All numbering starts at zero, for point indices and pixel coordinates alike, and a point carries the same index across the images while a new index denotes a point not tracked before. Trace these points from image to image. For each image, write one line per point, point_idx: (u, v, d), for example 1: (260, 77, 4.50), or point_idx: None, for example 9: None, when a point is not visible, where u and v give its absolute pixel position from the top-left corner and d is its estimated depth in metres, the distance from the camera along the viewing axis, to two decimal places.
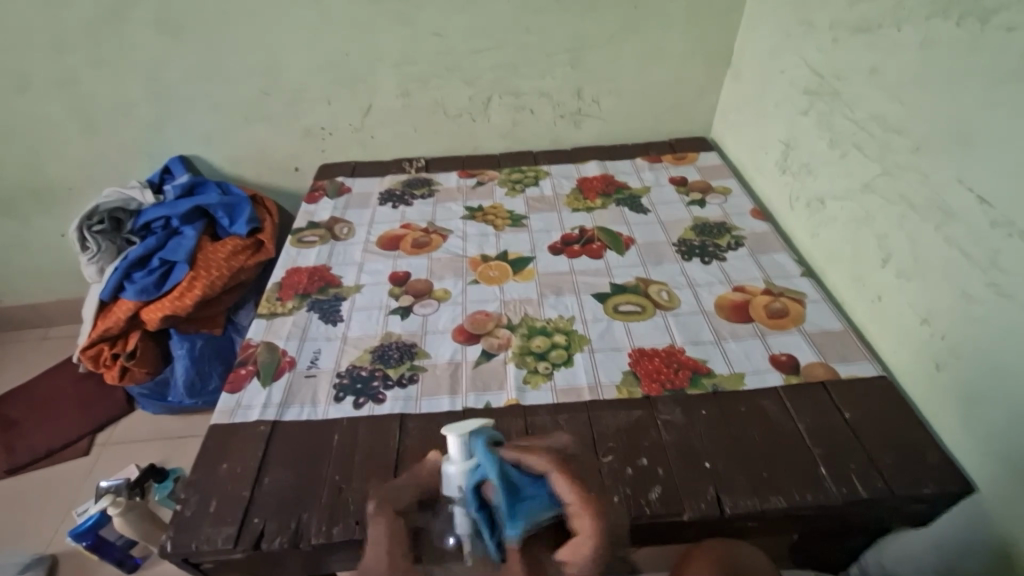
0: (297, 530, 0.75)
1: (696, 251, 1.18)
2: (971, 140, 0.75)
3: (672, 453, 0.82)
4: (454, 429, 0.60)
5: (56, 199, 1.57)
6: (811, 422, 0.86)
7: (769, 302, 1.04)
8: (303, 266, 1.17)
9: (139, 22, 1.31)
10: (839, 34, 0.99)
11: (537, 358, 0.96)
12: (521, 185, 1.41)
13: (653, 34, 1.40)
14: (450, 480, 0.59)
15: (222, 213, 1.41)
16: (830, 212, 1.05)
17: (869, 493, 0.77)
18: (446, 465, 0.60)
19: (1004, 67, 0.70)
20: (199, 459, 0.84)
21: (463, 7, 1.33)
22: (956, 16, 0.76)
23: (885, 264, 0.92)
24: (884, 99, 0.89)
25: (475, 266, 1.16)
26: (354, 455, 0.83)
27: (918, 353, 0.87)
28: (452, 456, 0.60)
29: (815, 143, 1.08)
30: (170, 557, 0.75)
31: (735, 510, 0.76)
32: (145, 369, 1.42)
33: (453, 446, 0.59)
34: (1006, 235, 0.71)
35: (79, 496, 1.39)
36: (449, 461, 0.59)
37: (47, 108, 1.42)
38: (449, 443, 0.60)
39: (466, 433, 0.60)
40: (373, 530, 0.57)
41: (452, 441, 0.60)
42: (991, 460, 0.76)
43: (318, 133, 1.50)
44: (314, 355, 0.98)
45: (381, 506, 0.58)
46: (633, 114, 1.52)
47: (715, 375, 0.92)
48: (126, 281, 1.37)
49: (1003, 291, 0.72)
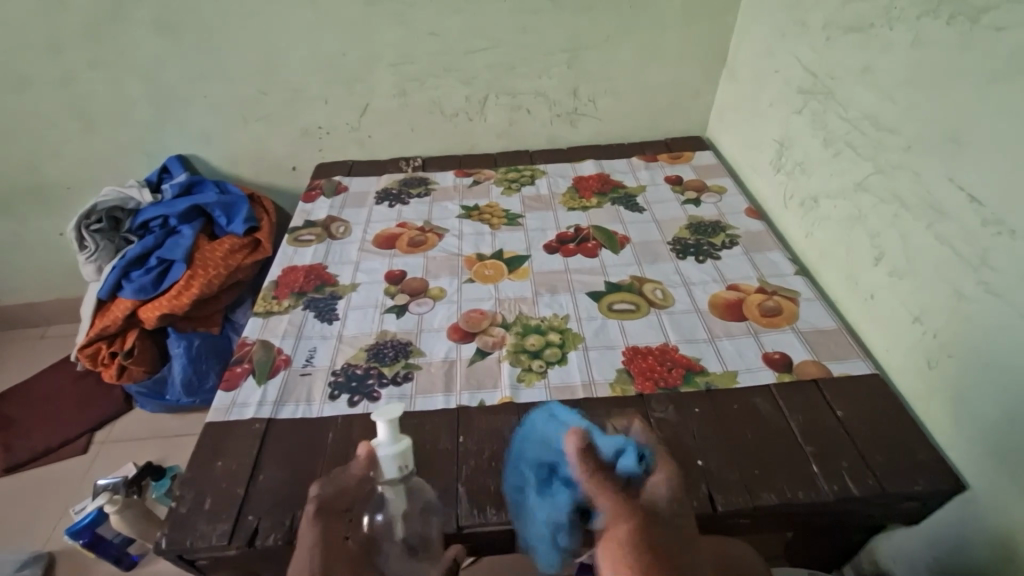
0: (292, 527, 0.76)
1: (691, 250, 1.18)
2: (961, 139, 0.76)
3: (664, 450, 0.83)
4: (380, 416, 0.65)
5: (54, 197, 1.57)
6: (804, 420, 0.86)
7: (763, 301, 1.05)
8: (299, 266, 1.17)
9: (137, 21, 1.32)
10: (833, 33, 0.99)
11: (531, 356, 0.96)
12: (517, 184, 1.41)
13: (650, 32, 1.40)
14: (384, 462, 0.66)
15: (219, 212, 1.41)
16: (823, 210, 1.06)
17: (860, 490, 0.77)
18: (376, 449, 0.66)
19: (996, 64, 0.70)
20: (194, 456, 0.84)
21: (459, 7, 1.34)
22: (948, 15, 0.77)
23: (877, 262, 0.92)
24: (878, 98, 0.90)
25: (471, 265, 1.16)
26: (348, 452, 0.83)
27: (910, 350, 0.87)
28: (382, 441, 0.66)
29: (809, 143, 1.08)
30: (165, 553, 0.75)
31: (728, 507, 0.76)
32: (142, 368, 1.42)
33: (381, 433, 0.66)
34: (995, 233, 0.71)
35: (77, 495, 1.40)
36: (383, 448, 0.66)
37: (46, 107, 1.42)
38: (376, 429, 0.66)
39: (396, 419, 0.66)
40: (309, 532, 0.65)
41: (380, 426, 0.66)
42: (981, 455, 0.77)
43: (316, 132, 1.50)
44: (309, 354, 0.98)
45: (316, 507, 0.67)
46: (630, 113, 1.52)
47: (709, 373, 0.93)
48: (125, 280, 1.37)
49: (994, 290, 0.72)
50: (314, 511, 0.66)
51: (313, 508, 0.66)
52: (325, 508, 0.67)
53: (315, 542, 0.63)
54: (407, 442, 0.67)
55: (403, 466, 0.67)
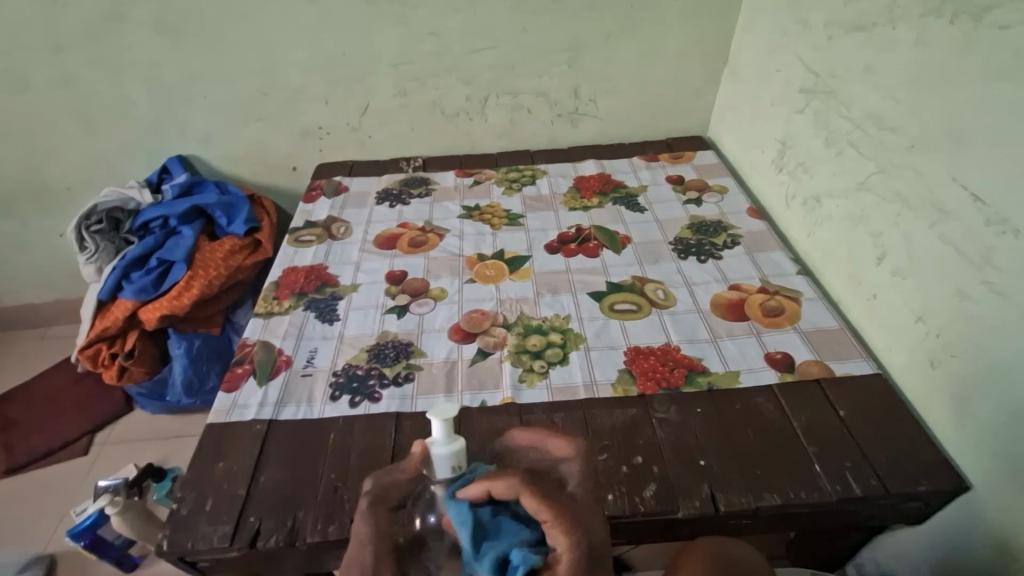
0: (293, 528, 0.76)
1: (693, 250, 1.18)
2: (964, 138, 0.75)
3: (666, 451, 0.82)
4: (434, 413, 0.59)
5: (55, 198, 1.57)
6: (806, 421, 0.85)
7: (765, 301, 1.05)
8: (300, 266, 1.17)
9: (137, 21, 1.32)
10: (835, 32, 0.99)
11: (533, 356, 0.96)
12: (518, 184, 1.41)
13: (651, 32, 1.40)
14: (438, 463, 0.59)
15: (220, 212, 1.41)
16: (826, 210, 1.05)
17: (863, 490, 0.77)
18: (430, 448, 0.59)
19: (999, 62, 0.70)
20: (196, 457, 0.84)
21: (459, 6, 1.33)
22: (951, 14, 0.76)
23: (880, 262, 0.92)
24: (880, 97, 0.89)
25: (472, 265, 1.16)
26: (350, 453, 0.83)
27: (913, 350, 0.87)
28: (436, 439, 0.59)
29: (812, 142, 1.07)
30: (166, 555, 0.75)
31: (730, 508, 0.76)
32: (143, 369, 1.42)
33: (435, 429, 0.59)
34: (999, 233, 0.71)
35: (77, 496, 1.40)
36: (435, 445, 0.59)
37: (47, 108, 1.42)
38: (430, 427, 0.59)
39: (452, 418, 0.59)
40: (365, 526, 0.56)
41: (434, 424, 0.59)
42: (984, 456, 0.76)
43: (316, 133, 1.50)
44: (310, 355, 0.98)
45: (371, 501, 0.59)
46: (631, 112, 1.52)
47: (711, 374, 0.92)
48: (125, 281, 1.37)
49: (998, 289, 0.72)
50: (370, 503, 0.58)
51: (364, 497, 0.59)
52: (381, 501, 0.59)
53: (375, 534, 0.56)
54: (462, 442, 0.60)
55: (459, 469, 0.60)
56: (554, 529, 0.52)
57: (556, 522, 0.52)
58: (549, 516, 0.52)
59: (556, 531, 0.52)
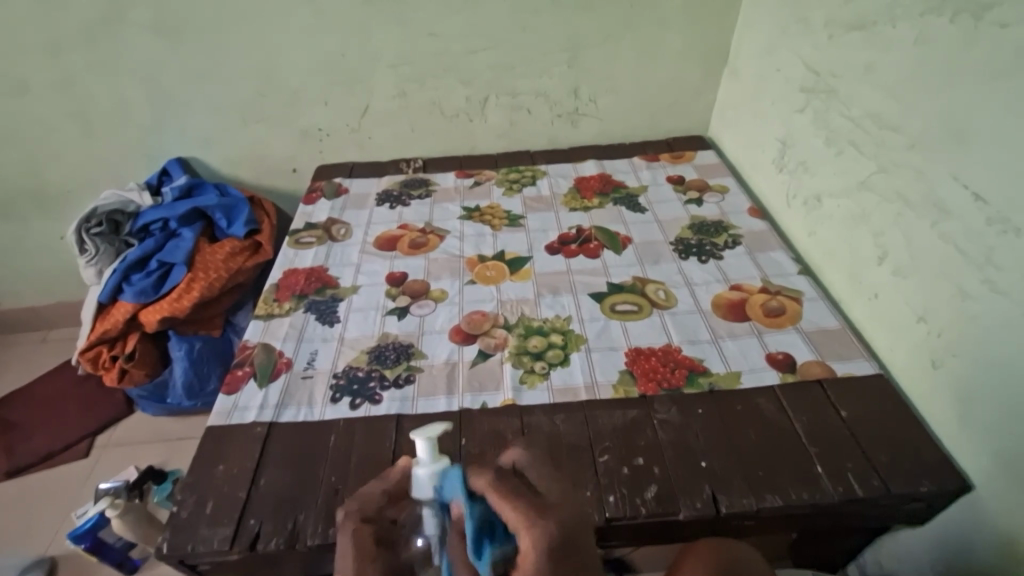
0: (294, 531, 0.75)
1: (693, 250, 1.18)
2: (965, 137, 0.75)
3: (667, 453, 0.82)
4: (422, 432, 0.60)
5: (54, 200, 1.57)
6: (809, 422, 0.85)
7: (766, 301, 1.04)
8: (300, 267, 1.17)
9: (135, 22, 1.32)
10: (835, 31, 0.99)
11: (534, 357, 0.96)
12: (518, 184, 1.41)
13: (651, 31, 1.39)
14: (419, 482, 0.58)
15: (220, 214, 1.41)
16: (826, 209, 1.05)
17: (866, 492, 0.77)
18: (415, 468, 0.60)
19: (1000, 61, 0.70)
20: (196, 461, 0.84)
21: (458, 7, 1.33)
22: (951, 12, 0.76)
23: (881, 262, 0.92)
24: (882, 97, 0.89)
25: (473, 266, 1.16)
26: (350, 455, 0.83)
27: (915, 349, 0.86)
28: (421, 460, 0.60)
29: (812, 142, 1.07)
30: (166, 558, 0.75)
31: (732, 510, 0.76)
32: (143, 371, 1.41)
33: (421, 449, 0.60)
34: (1000, 232, 0.71)
35: (78, 499, 1.39)
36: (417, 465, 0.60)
37: (45, 109, 1.42)
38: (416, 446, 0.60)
39: (436, 436, 0.60)
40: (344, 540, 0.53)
41: (420, 444, 0.60)
42: (986, 455, 0.76)
43: (316, 134, 1.50)
44: (311, 356, 0.98)
45: (349, 514, 0.56)
46: (632, 112, 1.52)
47: (712, 374, 0.92)
48: (126, 283, 1.37)
49: (999, 289, 0.72)
50: (347, 514, 0.55)
51: (342, 510, 0.56)
52: (358, 514, 0.56)
53: (354, 547, 0.52)
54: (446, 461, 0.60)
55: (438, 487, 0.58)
56: (519, 523, 0.48)
57: (528, 515, 0.48)
58: (520, 509, 0.48)
59: (520, 526, 0.48)
